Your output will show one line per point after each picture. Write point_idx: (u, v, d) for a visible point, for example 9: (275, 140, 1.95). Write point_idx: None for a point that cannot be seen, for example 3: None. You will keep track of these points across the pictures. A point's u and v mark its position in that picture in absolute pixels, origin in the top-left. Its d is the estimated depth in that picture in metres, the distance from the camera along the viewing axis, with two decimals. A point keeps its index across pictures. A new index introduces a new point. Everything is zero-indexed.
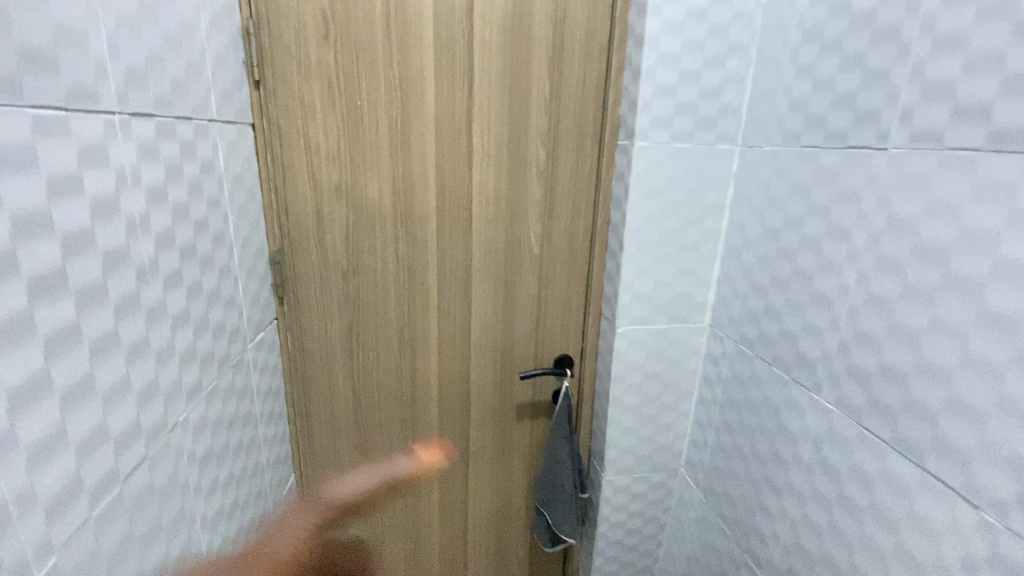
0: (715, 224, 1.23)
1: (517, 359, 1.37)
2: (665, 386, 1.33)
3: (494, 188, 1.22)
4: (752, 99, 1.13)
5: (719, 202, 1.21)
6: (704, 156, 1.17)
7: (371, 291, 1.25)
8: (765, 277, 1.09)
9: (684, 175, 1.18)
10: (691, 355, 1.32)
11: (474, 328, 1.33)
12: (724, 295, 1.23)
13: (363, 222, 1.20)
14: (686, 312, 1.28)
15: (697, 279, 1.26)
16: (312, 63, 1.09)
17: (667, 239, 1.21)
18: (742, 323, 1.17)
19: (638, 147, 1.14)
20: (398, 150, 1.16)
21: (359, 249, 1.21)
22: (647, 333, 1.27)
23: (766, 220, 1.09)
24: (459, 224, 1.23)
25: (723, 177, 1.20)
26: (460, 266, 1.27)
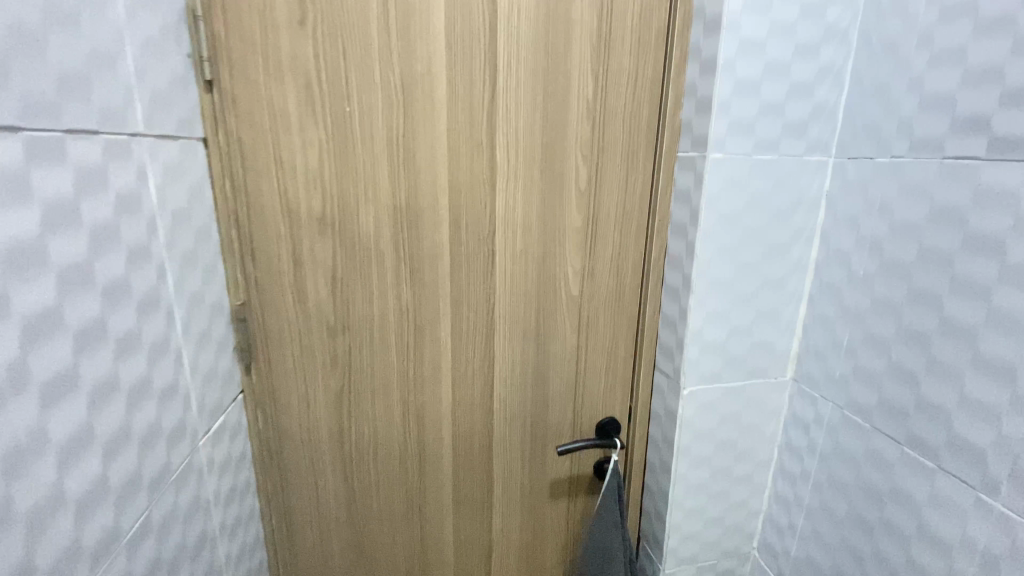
0: (802, 255, 0.97)
1: (551, 426, 1.09)
2: (738, 456, 1.07)
3: (523, 216, 0.95)
4: (855, 97, 0.88)
5: (808, 228, 0.96)
6: (791, 171, 0.92)
7: (365, 353, 0.96)
8: (884, 327, 0.84)
9: (766, 197, 0.92)
10: (769, 417, 1.06)
11: (499, 391, 1.05)
12: (817, 345, 0.98)
13: (353, 264, 0.91)
14: (765, 366, 1.02)
15: (779, 325, 1.00)
16: (282, 57, 0.81)
17: (745, 276, 0.96)
18: (847, 383, 0.92)
19: (712, 162, 0.88)
20: (398, 170, 0.88)
21: (350, 300, 0.92)
22: (718, 394, 1.01)
23: (883, 253, 0.84)
24: (478, 263, 0.96)
25: (814, 197, 0.95)
26: (480, 317, 0.99)
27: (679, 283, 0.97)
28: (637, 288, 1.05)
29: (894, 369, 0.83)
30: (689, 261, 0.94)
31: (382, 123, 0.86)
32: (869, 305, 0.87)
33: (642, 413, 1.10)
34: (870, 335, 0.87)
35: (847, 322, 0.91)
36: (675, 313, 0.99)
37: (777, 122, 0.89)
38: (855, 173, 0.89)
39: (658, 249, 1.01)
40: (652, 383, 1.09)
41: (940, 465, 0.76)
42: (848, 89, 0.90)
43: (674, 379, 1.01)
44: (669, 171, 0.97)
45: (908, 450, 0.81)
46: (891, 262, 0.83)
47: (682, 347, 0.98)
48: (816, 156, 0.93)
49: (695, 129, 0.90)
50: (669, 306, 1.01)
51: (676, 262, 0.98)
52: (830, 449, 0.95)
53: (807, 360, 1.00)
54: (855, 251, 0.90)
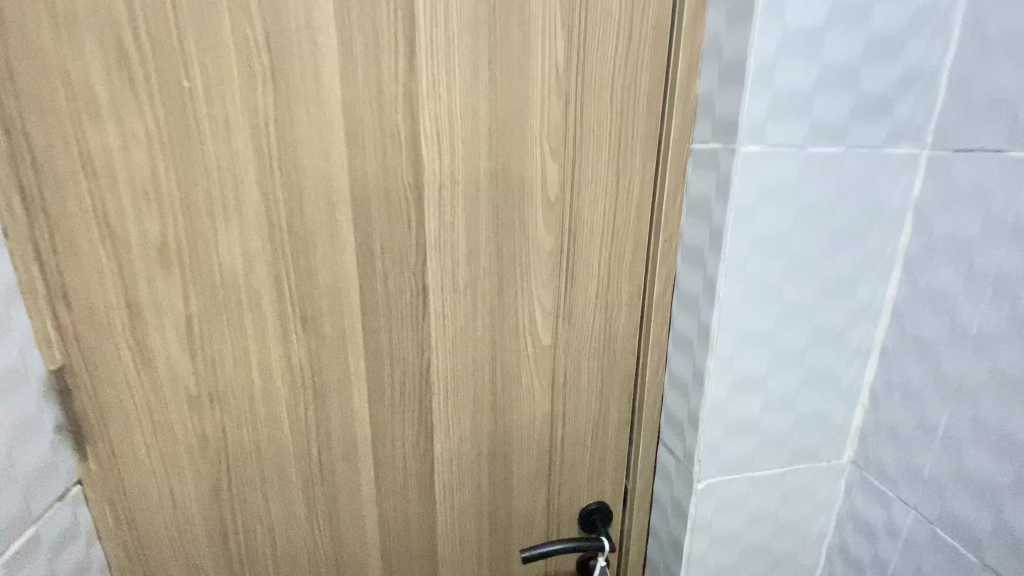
0: (873, 293, 0.67)
1: (516, 515, 0.82)
2: (771, 563, 0.78)
3: (467, 238, 0.66)
4: (971, 58, 0.58)
5: (883, 255, 0.66)
6: (861, 171, 0.62)
7: (249, 429, 0.69)
8: (1011, 416, 0.55)
9: (825, 210, 0.62)
10: (817, 511, 0.77)
11: (442, 473, 0.77)
12: (892, 423, 0.68)
13: (219, 311, 0.64)
14: (814, 445, 0.73)
15: (837, 389, 0.71)
16: (73, 0, 0.52)
17: (790, 325, 0.66)
18: (942, 488, 0.62)
19: (745, 159, 0.58)
20: (274, 174, 0.59)
21: (219, 359, 0.65)
22: (747, 485, 0.72)
23: (1015, 304, 0.54)
24: (404, 306, 0.67)
25: (894, 209, 0.65)
26: (409, 379, 0.70)
27: (693, 333, 0.68)
28: (635, 333, 0.76)
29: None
30: (708, 304, 0.65)
31: (245, 105, 0.57)
32: (984, 380, 0.57)
33: (642, 498, 0.82)
34: (984, 424, 0.58)
35: (943, 398, 0.61)
36: (686, 374, 0.70)
37: (845, 97, 0.59)
38: (964, 175, 0.59)
39: (663, 283, 0.71)
40: (655, 460, 0.80)
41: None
42: (956, 45, 0.59)
43: (684, 464, 0.72)
44: (681, 171, 0.66)
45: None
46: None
47: (696, 425, 0.69)
48: (900, 148, 0.63)
49: (719, 110, 0.60)
50: (678, 362, 0.72)
51: (689, 303, 0.68)
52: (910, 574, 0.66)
53: (875, 440, 0.71)
54: (960, 294, 0.59)
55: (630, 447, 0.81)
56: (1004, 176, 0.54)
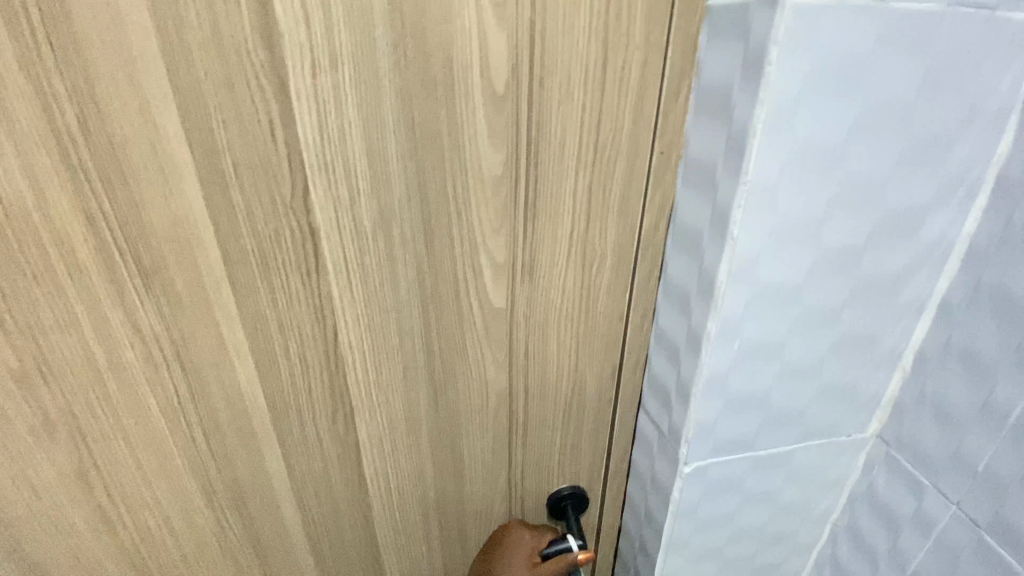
0: (943, 231, 0.47)
1: (471, 505, 0.67)
2: (765, 549, 0.65)
3: (368, 157, 0.43)
4: None
5: (969, 176, 0.45)
6: (964, 45, 0.40)
7: (108, 416, 0.52)
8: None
9: (899, 108, 0.41)
10: (828, 492, 0.62)
11: (374, 463, 0.60)
12: (942, 398, 0.51)
13: (14, 266, 0.43)
14: (838, 425, 0.57)
15: (873, 353, 0.53)
16: None
17: (823, 276, 0.47)
18: (992, 483, 0.48)
19: (788, 20, 0.36)
20: (38, 46, 0.36)
21: (40, 331, 0.46)
22: (748, 464, 0.57)
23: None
24: (290, 255, 0.47)
25: (998, 106, 0.43)
26: (311, 352, 0.52)
27: (691, 282, 0.49)
28: (625, 294, 0.55)
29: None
30: (713, 247, 0.45)
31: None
32: None
33: (617, 470, 0.68)
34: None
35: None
36: (677, 332, 0.53)
37: None
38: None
39: (655, 213, 0.50)
40: (636, 432, 0.64)
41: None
42: None
43: (668, 440, 0.57)
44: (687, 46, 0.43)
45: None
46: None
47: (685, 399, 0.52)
48: None
49: None
50: (668, 316, 0.54)
51: (688, 241, 0.48)
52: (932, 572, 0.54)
53: (914, 410, 0.54)
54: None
55: (609, 425, 0.64)
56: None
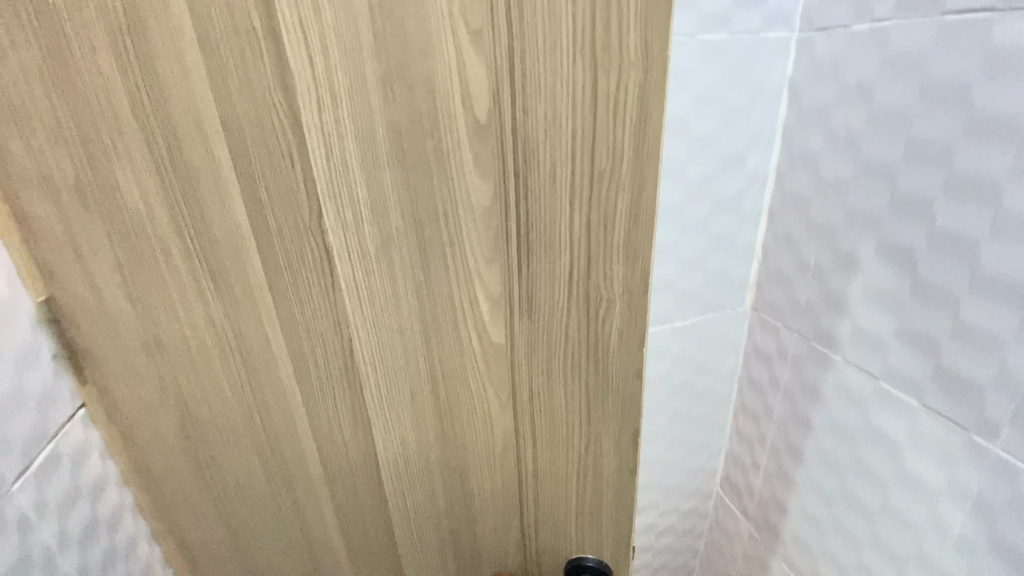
0: (758, 165, 0.75)
1: (485, 543, 0.65)
2: (694, 422, 0.93)
3: (371, 193, 0.46)
4: None
5: (767, 131, 0.73)
6: (749, 41, 0.66)
7: (201, 393, 0.60)
8: (971, 229, 0.54)
9: (719, 86, 0.68)
10: (727, 355, 0.89)
11: (396, 481, 0.62)
12: (779, 267, 0.79)
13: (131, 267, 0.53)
14: (723, 328, 0.86)
15: (738, 247, 0.80)
16: None
17: (696, 199, 0.74)
18: (824, 328, 0.73)
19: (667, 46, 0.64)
20: (137, 92, 0.45)
21: (154, 313, 0.55)
22: (673, 334, 0.83)
23: (862, 143, 0.63)
24: (317, 278, 0.52)
25: (773, 85, 0.71)
26: (332, 361, 0.56)
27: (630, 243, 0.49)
28: (640, 344, 0.49)
29: (884, 294, 0.64)
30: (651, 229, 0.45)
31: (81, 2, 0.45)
32: (842, 218, 0.67)
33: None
34: (901, 249, 0.61)
35: (818, 239, 0.71)
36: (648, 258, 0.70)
37: None
38: (827, 48, 0.65)
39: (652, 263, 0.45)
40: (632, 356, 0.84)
41: (924, 404, 0.62)
42: None
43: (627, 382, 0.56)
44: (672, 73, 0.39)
45: (887, 386, 0.66)
46: (874, 161, 0.62)
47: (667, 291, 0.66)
48: (774, 33, 0.67)
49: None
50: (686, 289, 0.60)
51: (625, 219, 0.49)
52: (867, 447, 0.71)
53: (768, 284, 0.81)
54: (843, 143, 0.65)
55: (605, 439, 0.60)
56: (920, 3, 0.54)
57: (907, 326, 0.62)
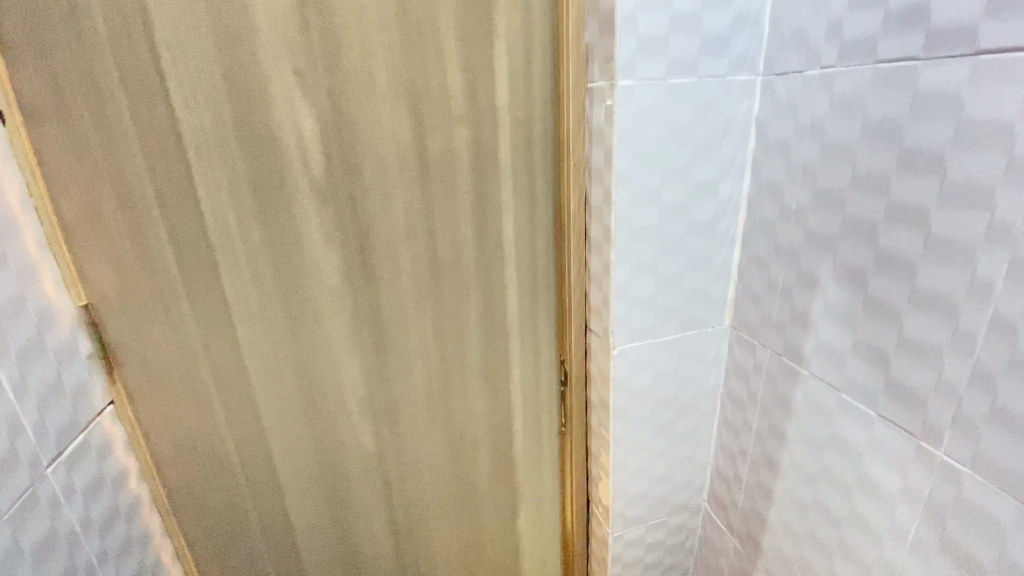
0: (731, 193, 0.49)
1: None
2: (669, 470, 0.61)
3: (213, 224, 0.45)
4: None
5: (743, 160, 0.49)
6: (723, 83, 0.45)
7: (198, 435, 0.52)
8: (933, 337, 0.36)
9: (690, 124, 0.45)
10: (709, 374, 0.57)
11: (317, 515, 0.58)
12: (750, 328, 0.52)
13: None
14: (702, 345, 0.55)
15: (719, 300, 0.54)
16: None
17: (666, 274, 0.50)
18: (777, 390, 0.51)
19: (611, 84, 0.43)
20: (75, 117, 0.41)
21: (165, 332, 0.48)
22: (648, 356, 0.54)
23: (818, 178, 0.42)
24: (185, 293, 0.47)
25: (742, 120, 0.47)
26: (275, 401, 0.52)
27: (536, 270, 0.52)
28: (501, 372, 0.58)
29: (845, 409, 0.44)
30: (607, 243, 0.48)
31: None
32: (801, 240, 0.45)
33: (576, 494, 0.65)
34: (798, 315, 0.46)
35: (764, 272, 0.49)
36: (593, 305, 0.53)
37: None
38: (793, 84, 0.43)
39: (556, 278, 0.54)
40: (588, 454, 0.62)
41: (861, 478, 0.44)
42: None
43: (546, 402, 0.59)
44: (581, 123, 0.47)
45: (826, 453, 0.47)
46: (818, 174, 0.42)
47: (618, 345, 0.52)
48: (731, 51, 0.44)
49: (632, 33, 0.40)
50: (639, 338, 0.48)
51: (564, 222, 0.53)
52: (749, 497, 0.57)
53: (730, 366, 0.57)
54: (759, 229, 0.49)
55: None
56: (864, 47, 0.37)
57: (803, 428, 0.48)
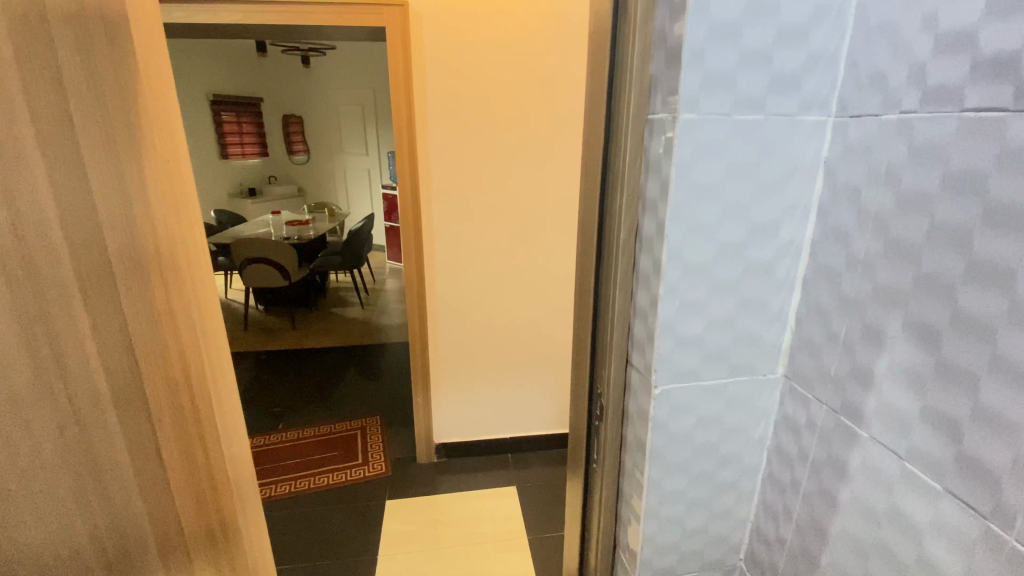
0: (792, 237, 0.48)
1: None
2: (704, 523, 0.58)
3: None
4: (873, 33, 0.41)
5: (806, 202, 0.47)
6: (787, 120, 0.44)
7: None
8: (1013, 410, 0.33)
9: (752, 160, 0.44)
10: (755, 425, 0.55)
11: None
12: (804, 378, 0.50)
13: (124, 267, 0.57)
14: (749, 392, 0.53)
15: (772, 347, 0.51)
16: None
17: (717, 313, 0.48)
18: (828, 450, 0.48)
19: (673, 116, 0.42)
20: None
21: None
22: (691, 400, 0.51)
23: (890, 229, 0.40)
24: None
25: (808, 159, 0.45)
26: None
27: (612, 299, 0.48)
28: None
29: (908, 479, 0.40)
30: (657, 278, 0.47)
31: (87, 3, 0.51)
32: (867, 291, 0.42)
33: (604, 534, 0.63)
34: (860, 372, 0.43)
35: (826, 323, 0.47)
36: (636, 339, 0.52)
37: (752, 32, 0.41)
38: (862, 127, 0.42)
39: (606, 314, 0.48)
40: (618, 494, 0.60)
41: (921, 558, 0.40)
42: None
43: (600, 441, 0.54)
44: (637, 152, 0.47)
45: (880, 526, 0.43)
46: (889, 223, 0.40)
47: (661, 384, 0.50)
48: (799, 91, 0.43)
49: (693, 70, 0.40)
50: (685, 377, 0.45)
51: (616, 250, 0.52)
52: (790, 563, 0.54)
53: (779, 418, 0.54)
54: (821, 276, 0.47)
55: (576, 438, 0.66)
56: (947, 96, 0.35)
57: (859, 494, 0.45)
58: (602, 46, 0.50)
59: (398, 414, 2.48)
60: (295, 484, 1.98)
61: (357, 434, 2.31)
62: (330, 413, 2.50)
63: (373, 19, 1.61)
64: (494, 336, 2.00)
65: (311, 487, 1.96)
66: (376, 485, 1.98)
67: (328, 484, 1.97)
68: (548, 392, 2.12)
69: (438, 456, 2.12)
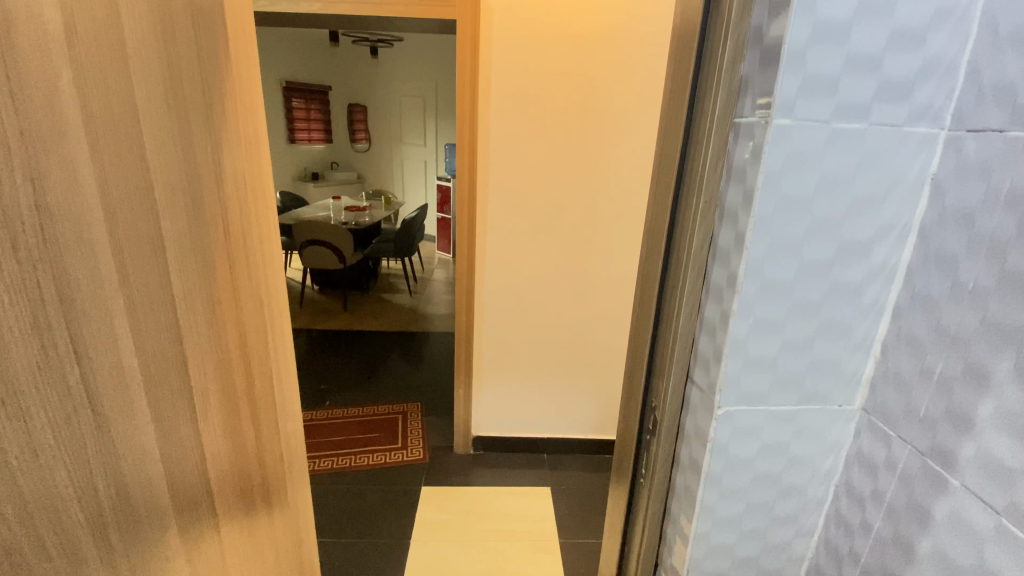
0: (885, 260, 0.44)
1: None
2: (759, 553, 0.55)
3: None
4: (1000, 41, 0.37)
5: (905, 223, 0.43)
6: (890, 135, 0.41)
7: None
8: None
9: (848, 174, 0.41)
10: (824, 455, 0.51)
11: None
12: (886, 411, 0.47)
13: (202, 245, 0.61)
14: (821, 420, 0.50)
15: (852, 376, 0.48)
16: None
17: (795, 335, 0.46)
18: (907, 492, 0.44)
19: (764, 123, 0.40)
20: None
21: None
22: (757, 423, 0.49)
23: (1008, 259, 0.36)
24: None
25: (911, 176, 0.42)
26: None
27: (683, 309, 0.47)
28: None
29: (1003, 537, 0.37)
30: (731, 292, 0.45)
31: None
32: (971, 326, 0.38)
33: (646, 553, 0.61)
34: (955, 413, 0.40)
35: (918, 356, 0.43)
36: (700, 354, 0.50)
37: (860, 37, 0.38)
38: (981, 143, 0.38)
39: None
40: (664, 513, 0.58)
41: None
42: None
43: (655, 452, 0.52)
44: (718, 158, 0.45)
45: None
46: (1006, 254, 0.36)
47: (726, 403, 0.48)
48: (908, 104, 0.40)
49: (789, 75, 0.38)
50: None
51: (685, 260, 0.50)
52: None
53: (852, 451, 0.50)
54: (917, 305, 0.43)
55: (626, 448, 0.64)
56: None
57: (940, 544, 0.42)
58: (688, 46, 0.48)
59: (439, 402, 2.53)
60: (337, 461, 2.06)
61: (398, 418, 2.37)
62: (374, 394, 2.58)
63: (445, 12, 1.64)
64: (538, 334, 2.00)
65: (351, 465, 2.03)
66: (413, 469, 2.03)
67: (368, 464, 2.04)
68: (590, 395, 2.09)
69: (475, 448, 2.14)
